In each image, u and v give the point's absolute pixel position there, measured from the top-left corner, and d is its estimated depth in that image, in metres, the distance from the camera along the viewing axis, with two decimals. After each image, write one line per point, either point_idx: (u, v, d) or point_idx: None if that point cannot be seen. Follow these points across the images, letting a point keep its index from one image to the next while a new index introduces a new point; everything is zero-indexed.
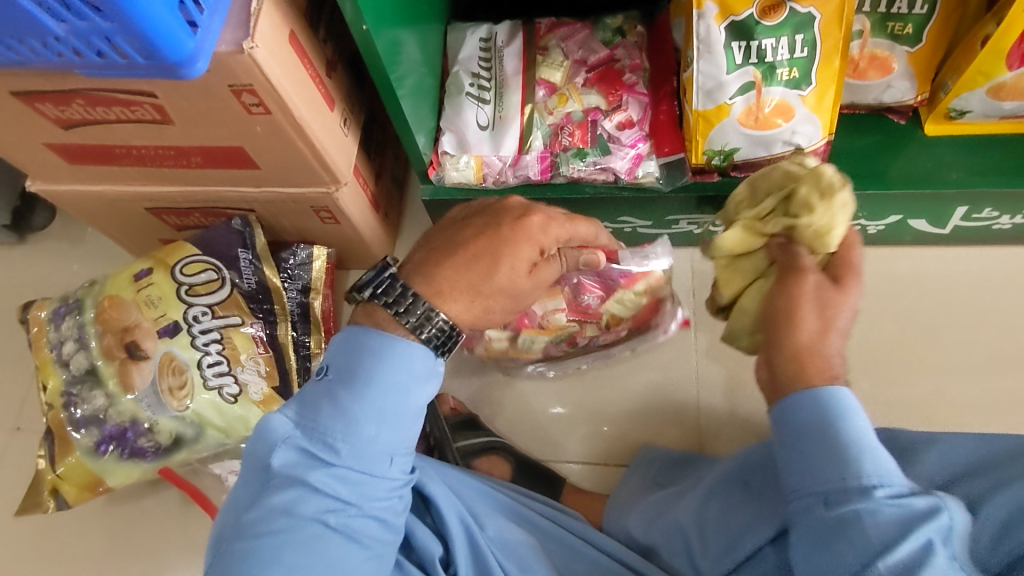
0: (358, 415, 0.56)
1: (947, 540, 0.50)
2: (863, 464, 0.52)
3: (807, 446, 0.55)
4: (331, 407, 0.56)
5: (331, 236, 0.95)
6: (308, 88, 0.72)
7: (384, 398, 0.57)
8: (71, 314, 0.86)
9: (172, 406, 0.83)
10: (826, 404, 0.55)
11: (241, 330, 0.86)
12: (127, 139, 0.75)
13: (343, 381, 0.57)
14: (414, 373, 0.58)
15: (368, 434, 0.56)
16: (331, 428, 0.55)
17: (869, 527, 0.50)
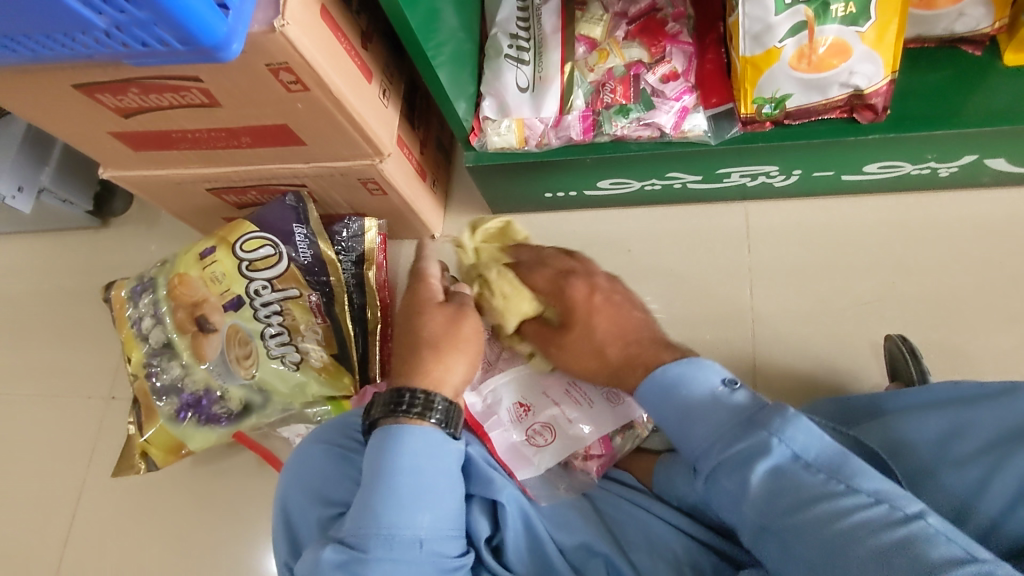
0: (387, 512, 0.59)
1: (792, 458, 0.53)
2: (701, 424, 0.59)
3: (675, 425, 0.62)
4: (361, 518, 0.59)
5: (380, 207, 0.97)
6: (344, 61, 0.73)
7: (405, 487, 0.61)
8: (147, 292, 0.92)
9: (240, 375, 0.89)
10: (665, 385, 0.65)
11: (299, 301, 0.90)
12: (182, 123, 0.79)
13: (368, 486, 0.61)
14: (424, 451, 0.63)
15: (396, 519, 0.59)
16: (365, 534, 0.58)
17: (727, 481, 0.55)
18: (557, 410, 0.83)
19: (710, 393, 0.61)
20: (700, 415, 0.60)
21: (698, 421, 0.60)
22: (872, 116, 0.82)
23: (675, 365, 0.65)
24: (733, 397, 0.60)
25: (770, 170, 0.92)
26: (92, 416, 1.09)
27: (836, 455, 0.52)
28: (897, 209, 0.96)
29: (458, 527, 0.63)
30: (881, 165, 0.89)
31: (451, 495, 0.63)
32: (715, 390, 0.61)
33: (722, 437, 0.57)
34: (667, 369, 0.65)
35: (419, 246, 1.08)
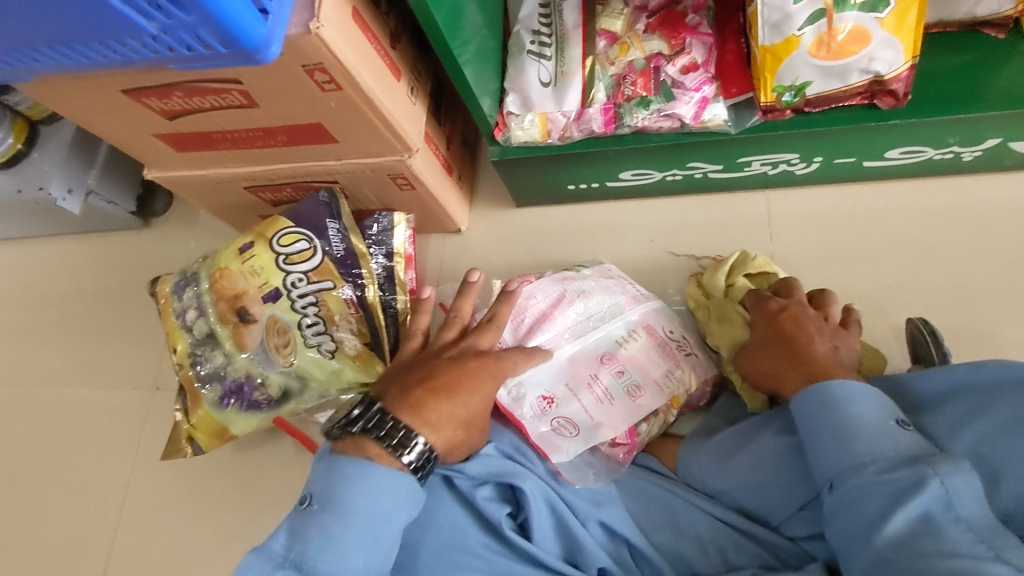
0: (344, 546, 0.62)
1: (944, 507, 0.56)
2: (855, 447, 0.63)
3: (817, 438, 0.66)
4: (319, 539, 0.62)
5: (408, 202, 1.01)
6: (374, 60, 0.76)
7: (369, 523, 0.64)
8: (191, 286, 0.97)
9: (279, 362, 0.93)
10: (824, 403, 0.67)
11: (333, 293, 0.94)
12: (223, 125, 0.84)
13: (331, 510, 0.64)
14: (405, 497, 0.66)
15: (335, 556, 0.62)
16: (317, 559, 0.62)
17: (868, 499, 0.60)
18: (578, 406, 0.82)
19: (878, 418, 0.65)
20: (858, 438, 0.63)
21: (860, 440, 0.63)
22: (893, 102, 0.83)
23: (848, 382, 0.68)
24: (895, 434, 0.63)
25: (791, 158, 0.93)
26: (140, 405, 1.15)
27: (986, 524, 0.55)
28: (920, 194, 0.96)
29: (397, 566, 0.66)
30: (903, 151, 0.90)
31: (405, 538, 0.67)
32: (881, 417, 0.65)
33: (884, 466, 0.61)
34: (833, 383, 0.68)
35: (446, 240, 1.11)
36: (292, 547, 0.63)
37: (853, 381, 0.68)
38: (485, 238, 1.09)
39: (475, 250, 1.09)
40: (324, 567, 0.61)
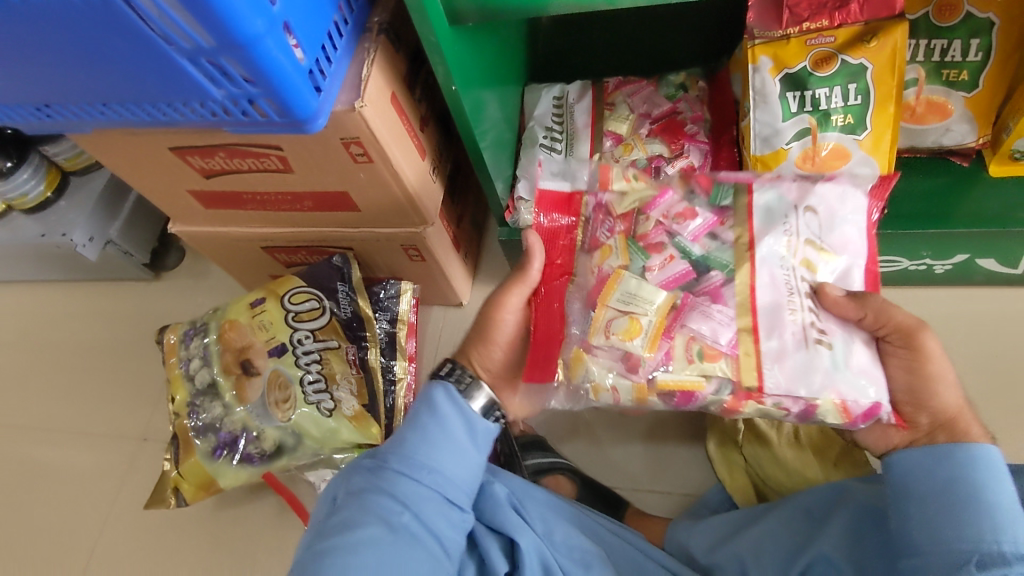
0: (413, 440, 0.69)
1: None
2: (988, 527, 0.60)
3: (931, 510, 0.64)
4: (393, 441, 0.70)
5: (416, 272, 1.07)
6: (405, 140, 0.84)
7: (431, 425, 0.70)
8: (198, 336, 1.00)
9: (277, 417, 0.93)
10: (963, 465, 0.64)
11: (337, 352, 0.98)
12: (255, 186, 0.90)
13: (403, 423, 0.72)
14: (452, 409, 0.72)
15: (412, 448, 0.68)
16: (388, 450, 0.68)
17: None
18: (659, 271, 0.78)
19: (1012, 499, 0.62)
20: (995, 514, 0.61)
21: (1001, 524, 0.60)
22: None
23: (988, 453, 0.65)
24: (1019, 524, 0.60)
25: None
26: (125, 455, 1.14)
27: None
28: (897, 302, 1.03)
29: (470, 484, 0.70)
30: (880, 260, 0.97)
31: (471, 452, 0.71)
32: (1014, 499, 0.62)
33: None
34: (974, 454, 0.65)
35: (448, 312, 1.16)
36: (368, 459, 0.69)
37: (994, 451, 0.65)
38: None
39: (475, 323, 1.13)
40: (405, 459, 0.67)
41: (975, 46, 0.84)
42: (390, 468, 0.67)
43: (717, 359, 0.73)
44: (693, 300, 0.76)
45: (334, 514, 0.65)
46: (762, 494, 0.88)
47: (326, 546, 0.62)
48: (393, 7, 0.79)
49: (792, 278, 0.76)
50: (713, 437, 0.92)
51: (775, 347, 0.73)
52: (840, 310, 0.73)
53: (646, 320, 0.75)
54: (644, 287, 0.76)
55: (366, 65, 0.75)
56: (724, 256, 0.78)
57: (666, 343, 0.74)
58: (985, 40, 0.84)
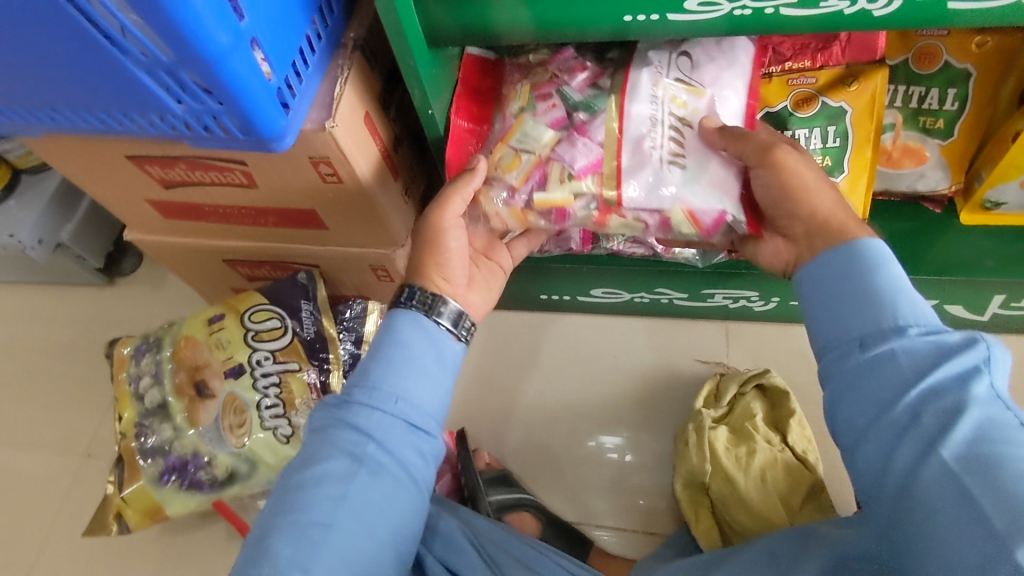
0: (377, 371, 0.68)
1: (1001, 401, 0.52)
2: (883, 309, 0.58)
3: (830, 303, 0.61)
4: (357, 373, 0.69)
5: (384, 292, 1.03)
6: (377, 160, 0.81)
7: (395, 354, 0.69)
8: (150, 352, 0.95)
9: (230, 442, 0.89)
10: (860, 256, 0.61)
11: (298, 375, 0.93)
12: (217, 199, 0.86)
13: (369, 351, 0.71)
14: (419, 335, 0.71)
15: (377, 378, 0.68)
16: (353, 386, 0.68)
17: (905, 358, 0.55)
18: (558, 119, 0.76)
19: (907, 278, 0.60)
20: (892, 296, 0.58)
21: (901, 304, 0.58)
22: None
23: (876, 242, 0.62)
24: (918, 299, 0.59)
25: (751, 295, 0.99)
26: (66, 471, 1.08)
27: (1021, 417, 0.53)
28: None
29: (440, 407, 0.70)
30: None
31: (441, 379, 0.70)
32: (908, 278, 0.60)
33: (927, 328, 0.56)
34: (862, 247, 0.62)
35: None
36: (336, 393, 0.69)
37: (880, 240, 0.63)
38: None
39: None
40: (369, 393, 0.67)
41: (951, 95, 0.85)
42: (355, 403, 0.67)
43: (583, 180, 0.75)
44: (569, 133, 0.76)
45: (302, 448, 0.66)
46: (728, 538, 0.87)
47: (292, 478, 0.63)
48: (369, 23, 0.76)
49: (657, 154, 0.74)
50: (680, 479, 0.91)
51: (634, 163, 0.74)
52: (707, 139, 0.74)
53: (524, 154, 0.76)
54: (537, 125, 0.76)
55: (339, 83, 0.72)
56: (597, 100, 0.77)
57: (541, 172, 0.76)
58: (961, 89, 0.84)
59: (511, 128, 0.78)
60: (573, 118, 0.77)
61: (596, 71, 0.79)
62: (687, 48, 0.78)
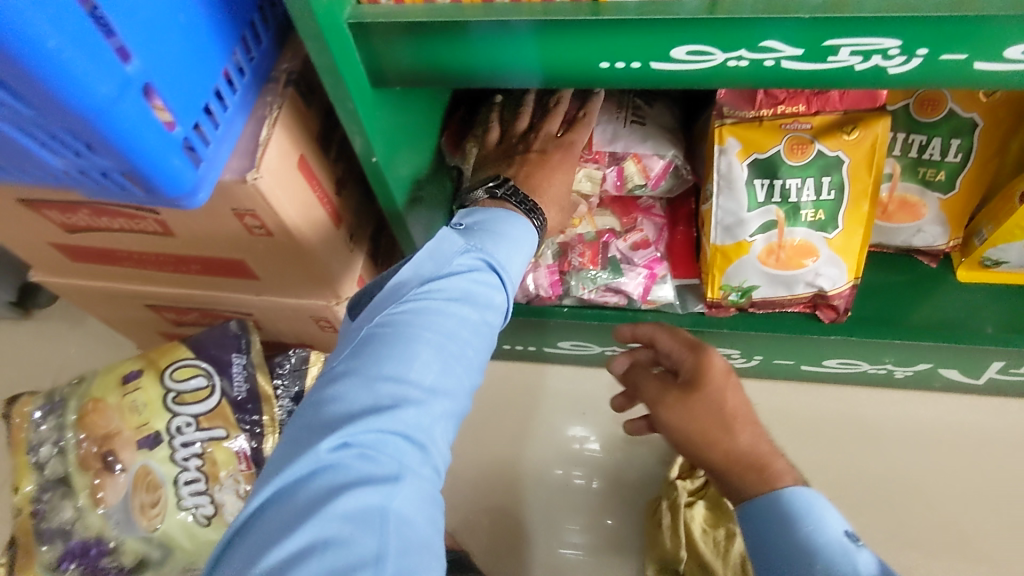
0: (518, 258, 0.65)
1: None
2: None
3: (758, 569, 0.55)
4: (498, 241, 0.64)
5: (330, 342, 0.93)
6: (314, 209, 0.70)
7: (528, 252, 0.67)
8: (53, 414, 0.82)
9: (141, 526, 0.78)
10: (782, 508, 0.55)
11: (224, 443, 0.82)
12: (130, 246, 0.75)
13: (501, 233, 0.65)
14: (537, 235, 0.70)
15: (509, 261, 0.64)
16: (504, 257, 0.64)
17: None
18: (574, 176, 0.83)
19: (839, 532, 0.53)
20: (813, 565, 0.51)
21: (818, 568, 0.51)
22: (833, 315, 0.84)
23: (799, 489, 0.56)
24: (860, 552, 0.51)
25: (731, 352, 0.91)
26: None
27: None
28: (854, 402, 0.95)
29: None
30: (839, 361, 0.90)
31: None
32: (841, 530, 0.53)
33: None
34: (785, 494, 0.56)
35: None
36: (472, 239, 0.64)
37: (809, 487, 0.56)
38: None
39: None
40: (502, 275, 0.63)
41: (955, 146, 0.77)
42: (496, 302, 0.62)
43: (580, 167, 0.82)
44: None
45: (439, 295, 0.58)
46: None
47: (430, 337, 0.55)
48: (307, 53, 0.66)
49: (622, 115, 0.82)
50: (651, 559, 0.83)
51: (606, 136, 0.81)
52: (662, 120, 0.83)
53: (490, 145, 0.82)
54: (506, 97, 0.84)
55: (266, 125, 0.61)
56: None
57: None
58: (966, 141, 0.77)
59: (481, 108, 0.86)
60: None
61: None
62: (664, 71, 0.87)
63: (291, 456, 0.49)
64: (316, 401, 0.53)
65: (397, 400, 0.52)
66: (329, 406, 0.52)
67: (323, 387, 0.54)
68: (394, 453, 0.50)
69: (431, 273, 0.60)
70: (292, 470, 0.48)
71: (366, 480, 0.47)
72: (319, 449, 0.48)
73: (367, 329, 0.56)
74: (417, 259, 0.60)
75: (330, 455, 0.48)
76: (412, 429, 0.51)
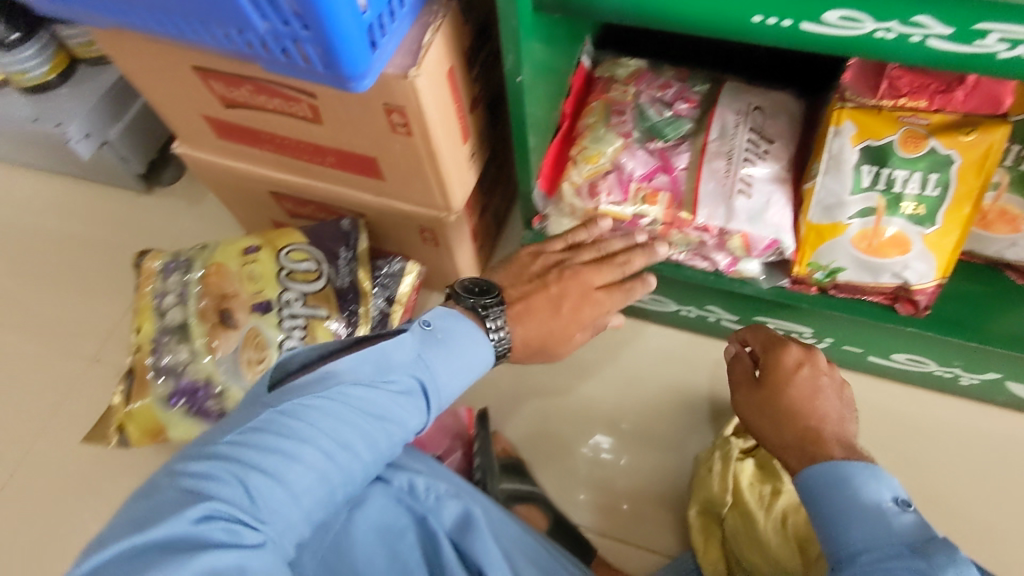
0: (446, 373, 0.66)
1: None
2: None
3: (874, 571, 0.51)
4: (450, 353, 0.66)
5: (426, 254, 1.01)
6: (451, 119, 0.76)
7: (462, 362, 0.67)
8: (179, 270, 0.92)
9: (246, 376, 0.86)
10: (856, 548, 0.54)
11: (325, 322, 0.89)
12: (276, 128, 0.82)
13: (445, 340, 0.67)
14: (484, 351, 0.69)
15: (447, 382, 0.66)
16: (445, 379, 0.65)
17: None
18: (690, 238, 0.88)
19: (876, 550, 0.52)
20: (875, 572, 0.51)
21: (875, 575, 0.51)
22: (912, 310, 0.87)
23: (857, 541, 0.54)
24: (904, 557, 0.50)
25: (803, 330, 0.96)
26: (72, 376, 1.11)
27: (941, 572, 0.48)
28: (911, 402, 0.99)
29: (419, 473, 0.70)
30: (907, 357, 0.94)
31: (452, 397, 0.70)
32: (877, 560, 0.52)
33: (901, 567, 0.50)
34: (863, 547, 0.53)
35: None
36: (423, 346, 0.66)
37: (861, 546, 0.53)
38: None
39: None
40: (433, 402, 0.65)
41: None
42: (394, 430, 0.61)
43: (655, 199, 0.87)
44: (641, 145, 0.89)
45: (351, 464, 0.57)
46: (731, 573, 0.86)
47: (299, 465, 0.53)
48: None
49: (728, 184, 0.85)
50: (694, 504, 0.90)
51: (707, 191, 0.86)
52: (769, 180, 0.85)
53: (602, 161, 0.89)
54: (609, 134, 0.90)
55: (430, 30, 0.67)
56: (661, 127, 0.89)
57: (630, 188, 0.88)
58: None
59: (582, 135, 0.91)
60: (648, 139, 0.90)
61: (692, 99, 0.92)
62: (761, 103, 0.89)
63: (155, 565, 0.43)
64: (185, 519, 0.46)
65: (250, 526, 0.49)
66: (199, 479, 0.50)
67: (194, 500, 0.47)
68: (257, 522, 0.49)
69: (357, 423, 0.57)
70: (138, 540, 0.44)
71: (229, 545, 0.46)
72: (183, 517, 0.46)
73: (267, 454, 0.52)
74: (358, 360, 0.60)
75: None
76: (260, 506, 0.50)
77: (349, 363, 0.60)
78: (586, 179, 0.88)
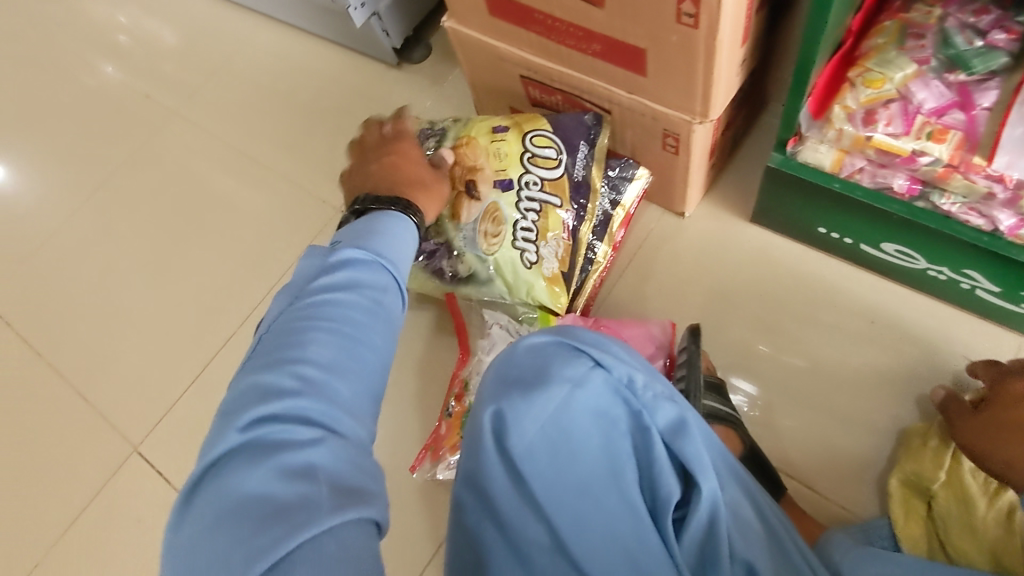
0: (380, 242, 0.68)
1: None
2: None
3: None
4: (354, 234, 0.69)
5: (660, 162, 1.00)
6: (740, 15, 0.72)
7: (382, 232, 0.70)
8: (435, 138, 0.99)
9: (482, 247, 0.94)
10: None
11: (557, 210, 0.94)
12: (552, 8, 0.83)
13: (368, 232, 0.69)
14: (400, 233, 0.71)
15: (392, 256, 0.68)
16: (375, 246, 0.67)
17: None
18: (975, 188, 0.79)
19: None
20: None
21: None
22: None
23: None
24: None
25: None
26: (319, 221, 1.27)
27: None
28: None
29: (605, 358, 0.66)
30: None
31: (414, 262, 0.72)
32: None
33: None
34: None
35: (664, 216, 1.12)
36: (357, 241, 0.67)
37: None
38: (702, 235, 1.09)
39: (687, 241, 1.10)
40: (391, 268, 0.66)
41: None
42: (378, 301, 0.63)
43: (943, 138, 0.78)
44: (937, 75, 0.80)
45: (364, 340, 0.60)
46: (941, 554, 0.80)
47: (329, 349, 0.57)
48: None
49: None
50: (897, 474, 0.86)
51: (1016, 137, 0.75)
52: None
53: (889, 86, 0.80)
54: (902, 58, 0.80)
55: None
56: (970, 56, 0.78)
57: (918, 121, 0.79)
58: None
59: (866, 57, 0.83)
60: (947, 70, 0.80)
61: (1014, 29, 0.79)
62: None
63: (231, 476, 0.50)
64: (235, 432, 0.52)
65: (311, 414, 0.53)
66: (239, 399, 0.56)
67: (234, 421, 0.53)
68: (308, 412, 0.54)
69: (347, 301, 0.61)
70: (204, 466, 0.52)
71: (287, 446, 0.51)
72: (232, 437, 0.52)
73: (284, 362, 0.56)
74: (310, 261, 0.64)
75: (296, 486, 0.49)
76: (313, 403, 0.54)
77: (303, 274, 0.64)
78: (866, 104, 0.81)
